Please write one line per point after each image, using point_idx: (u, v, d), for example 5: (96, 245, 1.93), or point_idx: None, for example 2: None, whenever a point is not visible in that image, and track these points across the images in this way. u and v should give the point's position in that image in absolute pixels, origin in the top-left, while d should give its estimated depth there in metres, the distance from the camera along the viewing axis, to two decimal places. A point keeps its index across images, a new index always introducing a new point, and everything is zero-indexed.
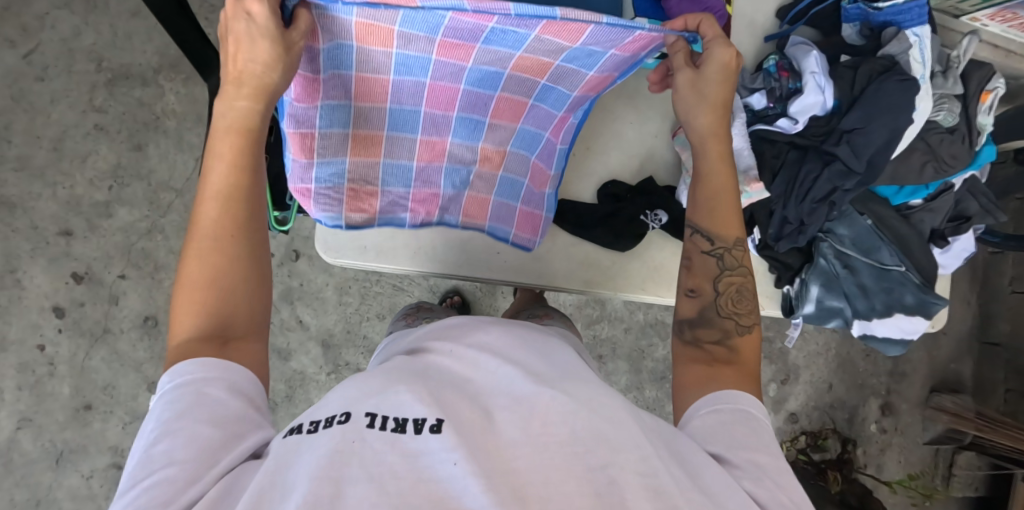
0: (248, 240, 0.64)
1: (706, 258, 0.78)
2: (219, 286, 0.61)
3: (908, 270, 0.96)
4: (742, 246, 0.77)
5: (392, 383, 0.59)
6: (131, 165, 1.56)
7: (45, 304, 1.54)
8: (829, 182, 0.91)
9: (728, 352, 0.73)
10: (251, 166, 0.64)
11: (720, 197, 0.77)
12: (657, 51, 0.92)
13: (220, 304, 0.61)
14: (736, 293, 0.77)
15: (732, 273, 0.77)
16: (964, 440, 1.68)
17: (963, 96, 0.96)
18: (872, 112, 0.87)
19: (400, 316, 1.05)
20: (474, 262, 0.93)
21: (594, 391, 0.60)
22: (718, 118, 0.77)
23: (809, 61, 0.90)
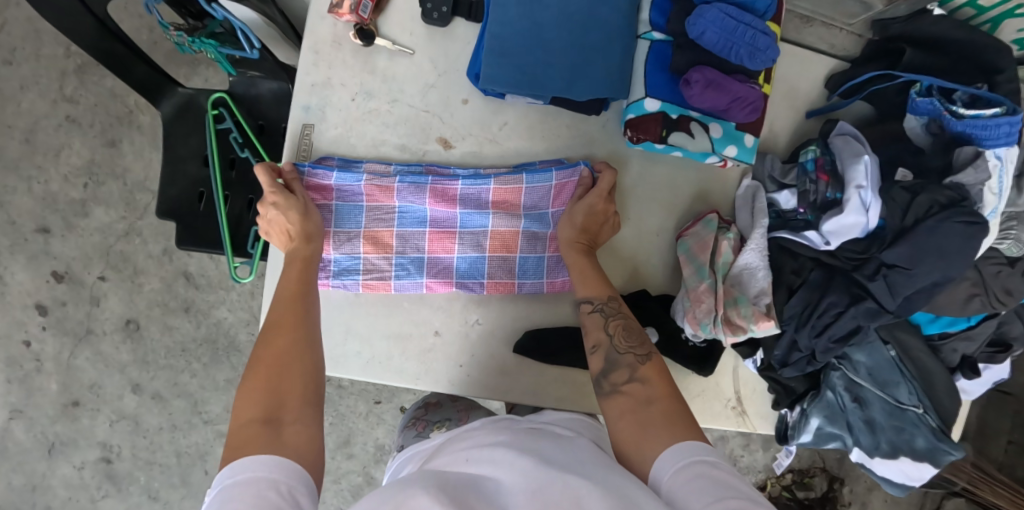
0: (311, 339, 0.69)
1: (593, 318, 0.74)
2: (279, 371, 0.65)
3: (926, 411, 0.85)
4: (616, 298, 0.74)
5: (414, 483, 0.58)
6: (105, 161, 1.48)
7: (27, 301, 1.51)
8: (853, 320, 0.77)
9: (641, 387, 0.68)
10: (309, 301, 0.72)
11: (588, 278, 0.75)
12: (668, 143, 0.75)
13: (277, 391, 0.64)
14: (624, 332, 0.72)
15: (613, 319, 0.72)
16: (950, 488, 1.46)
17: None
18: (923, 250, 0.73)
19: (408, 421, 0.98)
20: (433, 374, 0.80)
21: (606, 466, 0.60)
22: (575, 235, 0.77)
23: (856, 171, 0.75)
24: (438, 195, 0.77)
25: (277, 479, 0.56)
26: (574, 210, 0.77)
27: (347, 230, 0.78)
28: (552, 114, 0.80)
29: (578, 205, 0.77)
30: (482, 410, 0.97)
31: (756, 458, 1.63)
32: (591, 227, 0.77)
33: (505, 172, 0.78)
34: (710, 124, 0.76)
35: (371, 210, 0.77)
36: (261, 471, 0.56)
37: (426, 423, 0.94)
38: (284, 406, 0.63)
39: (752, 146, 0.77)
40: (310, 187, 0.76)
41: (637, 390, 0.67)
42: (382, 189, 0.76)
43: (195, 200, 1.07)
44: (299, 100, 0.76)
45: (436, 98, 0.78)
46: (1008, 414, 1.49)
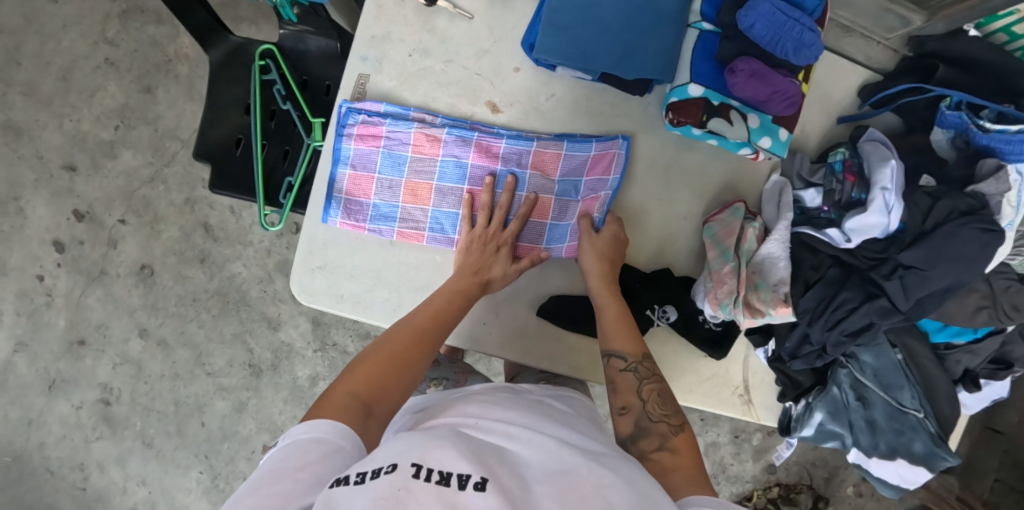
0: (426, 360, 0.69)
1: (624, 375, 0.73)
2: (388, 374, 0.66)
3: (926, 417, 0.88)
4: (649, 359, 0.74)
5: (438, 434, 0.55)
6: (138, 107, 1.50)
7: (45, 237, 1.53)
8: (866, 316, 0.80)
9: (669, 455, 0.65)
10: (441, 337, 0.72)
11: (621, 331, 0.75)
12: (706, 127, 0.78)
13: (383, 386, 0.65)
14: (660, 399, 0.71)
15: (647, 382, 0.72)
16: None
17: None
18: (939, 254, 0.76)
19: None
20: (456, 329, 0.82)
21: (635, 476, 0.56)
22: (609, 270, 0.78)
23: (883, 173, 0.78)
24: (481, 150, 0.80)
25: (338, 441, 0.57)
26: (603, 240, 0.79)
27: (390, 178, 0.80)
28: (597, 92, 0.83)
29: (609, 239, 0.79)
30: (479, 376, 1.00)
31: (744, 466, 1.65)
32: (615, 265, 0.79)
33: (547, 137, 0.81)
34: (749, 114, 0.78)
35: (414, 159, 0.80)
36: (330, 434, 0.57)
37: (425, 382, 0.94)
38: (381, 401, 0.64)
39: (785, 140, 0.79)
40: (359, 131, 0.79)
41: (662, 458, 0.65)
42: (431, 141, 0.79)
43: (233, 145, 1.10)
44: (358, 50, 0.79)
45: (488, 64, 0.81)
46: (997, 452, 1.48)
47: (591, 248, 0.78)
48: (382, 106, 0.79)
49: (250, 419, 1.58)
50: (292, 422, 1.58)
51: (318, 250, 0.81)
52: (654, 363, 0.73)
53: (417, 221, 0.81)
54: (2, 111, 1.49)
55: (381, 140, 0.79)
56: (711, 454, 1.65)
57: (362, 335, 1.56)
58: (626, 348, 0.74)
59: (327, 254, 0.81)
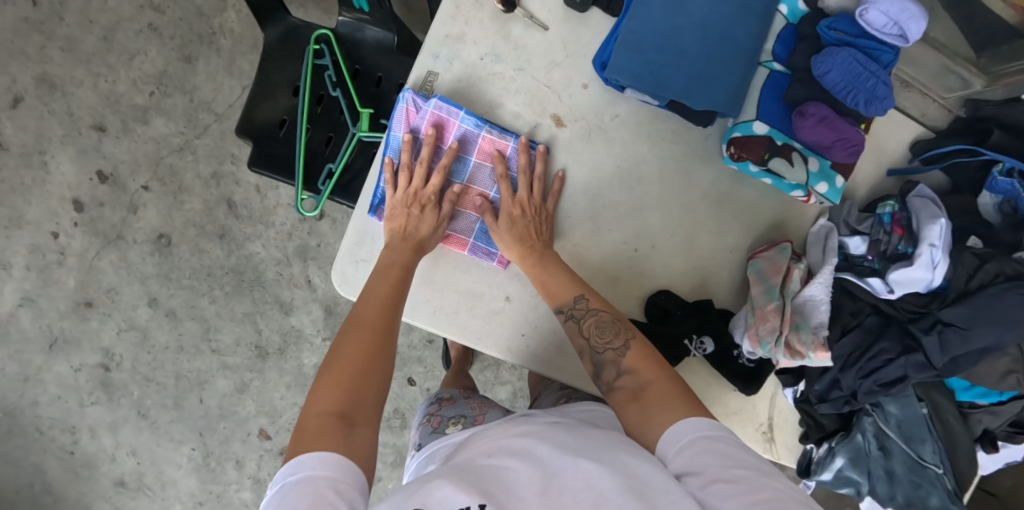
0: (392, 338, 0.71)
1: (568, 324, 0.76)
2: (357, 374, 0.66)
3: (944, 472, 0.90)
4: (585, 297, 0.76)
5: (431, 477, 0.57)
6: (177, 75, 1.50)
7: (65, 195, 1.51)
8: (902, 368, 0.81)
9: (631, 377, 0.69)
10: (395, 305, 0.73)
11: (552, 286, 0.77)
12: (766, 165, 0.79)
13: (352, 394, 0.65)
14: (600, 329, 0.74)
15: (586, 321, 0.74)
16: None
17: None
18: (980, 315, 0.77)
19: (422, 418, 0.90)
20: (495, 337, 0.82)
21: (625, 453, 0.57)
22: (521, 246, 0.78)
23: (930, 230, 0.78)
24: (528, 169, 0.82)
25: (335, 478, 0.57)
26: (505, 226, 0.79)
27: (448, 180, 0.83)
28: (660, 117, 0.84)
29: (506, 219, 0.79)
30: (499, 410, 0.91)
31: None
32: (527, 231, 0.79)
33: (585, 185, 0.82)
34: (809, 157, 0.79)
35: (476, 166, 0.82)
36: (319, 468, 0.57)
37: (442, 419, 0.86)
38: (358, 408, 0.64)
39: (841, 187, 0.80)
40: (429, 121, 0.80)
41: (630, 382, 0.69)
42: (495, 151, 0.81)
43: (277, 126, 1.10)
44: (430, 48, 0.81)
45: (559, 77, 0.82)
46: None
47: (499, 237, 0.79)
48: (461, 113, 0.79)
49: (250, 401, 1.56)
50: (292, 409, 1.57)
51: (365, 244, 0.82)
52: (589, 301, 0.75)
53: (463, 228, 0.83)
54: (39, 63, 1.48)
55: (451, 139, 0.81)
56: None
57: None
58: (560, 301, 0.76)
59: (373, 248, 0.82)
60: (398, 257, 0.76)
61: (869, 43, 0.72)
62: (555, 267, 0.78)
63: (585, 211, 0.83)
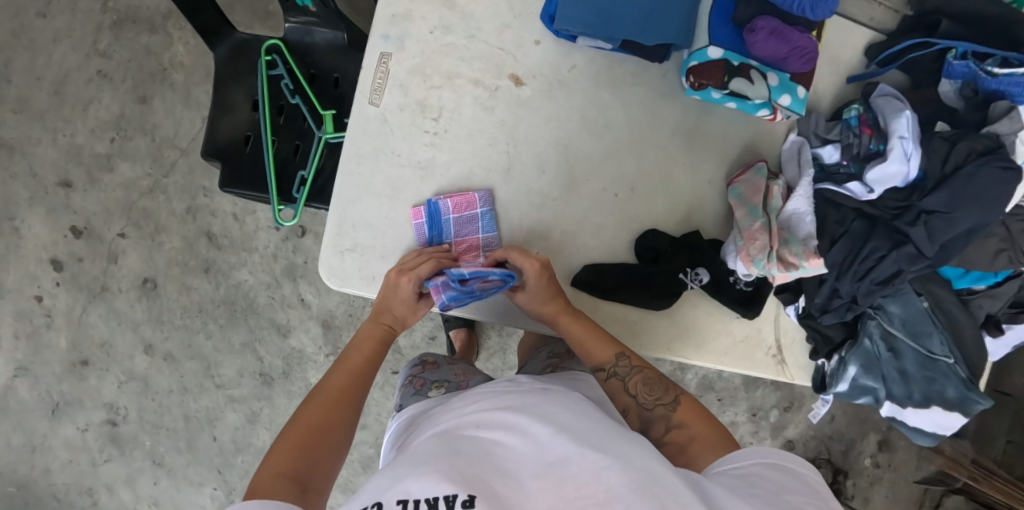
0: (351, 414, 0.72)
1: (611, 382, 0.76)
2: (316, 441, 0.67)
3: (955, 362, 0.90)
4: (626, 354, 0.77)
5: (421, 460, 0.55)
6: (135, 117, 1.48)
7: (43, 255, 1.49)
8: (895, 264, 0.81)
9: (683, 431, 0.70)
10: (361, 389, 0.75)
11: (593, 344, 0.77)
12: (727, 89, 0.78)
13: (309, 459, 0.65)
14: (646, 387, 0.75)
15: (631, 377, 0.76)
16: (955, 484, 1.66)
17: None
18: (962, 197, 0.77)
19: (405, 380, 0.92)
20: (490, 306, 0.83)
21: (630, 445, 0.56)
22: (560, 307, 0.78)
23: (899, 123, 0.79)
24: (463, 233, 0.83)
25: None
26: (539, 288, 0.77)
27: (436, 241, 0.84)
28: (618, 60, 0.83)
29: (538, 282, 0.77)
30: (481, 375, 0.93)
31: (764, 445, 1.66)
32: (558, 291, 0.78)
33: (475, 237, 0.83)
34: (768, 73, 0.78)
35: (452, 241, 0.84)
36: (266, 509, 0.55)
37: (425, 382, 0.88)
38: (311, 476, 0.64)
39: (804, 97, 0.79)
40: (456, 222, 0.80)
41: (678, 437, 0.70)
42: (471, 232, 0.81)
43: (242, 142, 1.11)
44: (379, 30, 0.81)
45: (510, 38, 0.82)
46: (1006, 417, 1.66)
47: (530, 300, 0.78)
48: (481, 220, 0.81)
49: (263, 430, 1.54)
50: None
51: (347, 233, 0.81)
52: (630, 357, 0.77)
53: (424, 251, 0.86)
54: None
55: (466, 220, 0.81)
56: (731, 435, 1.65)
57: None
58: (598, 359, 0.77)
59: (356, 236, 0.82)
60: (375, 328, 0.80)
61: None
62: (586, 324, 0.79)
63: (560, 164, 0.82)
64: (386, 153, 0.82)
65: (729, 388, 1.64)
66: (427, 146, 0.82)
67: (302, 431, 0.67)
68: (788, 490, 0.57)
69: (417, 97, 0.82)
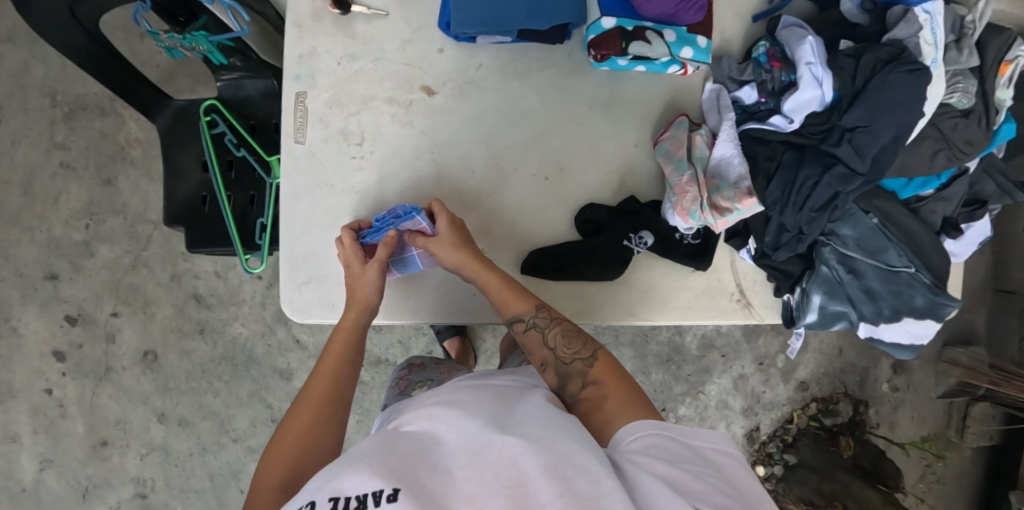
0: (341, 407, 0.72)
1: (530, 333, 0.77)
2: (303, 442, 0.68)
3: (918, 270, 0.90)
4: (543, 307, 0.78)
5: (354, 456, 0.57)
6: (104, 200, 1.53)
7: (45, 349, 1.54)
8: (830, 187, 0.82)
9: (597, 388, 0.69)
10: (348, 378, 0.75)
11: (511, 296, 0.79)
12: (629, 54, 0.80)
13: (299, 462, 0.67)
14: (564, 340, 0.75)
15: (549, 329, 0.76)
16: (977, 392, 1.60)
17: (979, 67, 0.92)
18: (878, 108, 0.78)
19: (393, 381, 0.96)
20: (450, 309, 0.87)
21: (549, 429, 0.59)
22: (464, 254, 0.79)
23: (803, 50, 0.81)
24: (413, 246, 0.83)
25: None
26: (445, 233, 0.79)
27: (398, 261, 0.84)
28: (522, 51, 0.85)
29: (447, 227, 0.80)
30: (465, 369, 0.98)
31: (778, 391, 1.66)
32: (467, 243, 0.80)
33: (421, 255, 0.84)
34: (664, 31, 0.80)
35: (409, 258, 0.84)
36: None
37: (409, 382, 0.92)
38: (306, 470, 0.67)
39: (706, 46, 0.82)
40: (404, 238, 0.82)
41: (592, 394, 0.69)
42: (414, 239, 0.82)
43: (200, 203, 1.14)
44: (289, 71, 0.84)
45: (415, 52, 0.85)
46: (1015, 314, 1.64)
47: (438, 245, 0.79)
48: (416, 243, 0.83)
49: None
50: None
51: (300, 267, 0.84)
52: (549, 310, 0.78)
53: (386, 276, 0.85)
54: None
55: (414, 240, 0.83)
56: (742, 388, 1.66)
57: (374, 362, 1.52)
58: (519, 309, 0.78)
59: (309, 268, 0.84)
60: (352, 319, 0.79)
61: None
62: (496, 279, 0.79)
63: (486, 161, 0.85)
64: (322, 185, 0.84)
65: (730, 343, 1.66)
66: (358, 171, 0.84)
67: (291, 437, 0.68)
68: (685, 461, 0.59)
69: (338, 126, 0.84)
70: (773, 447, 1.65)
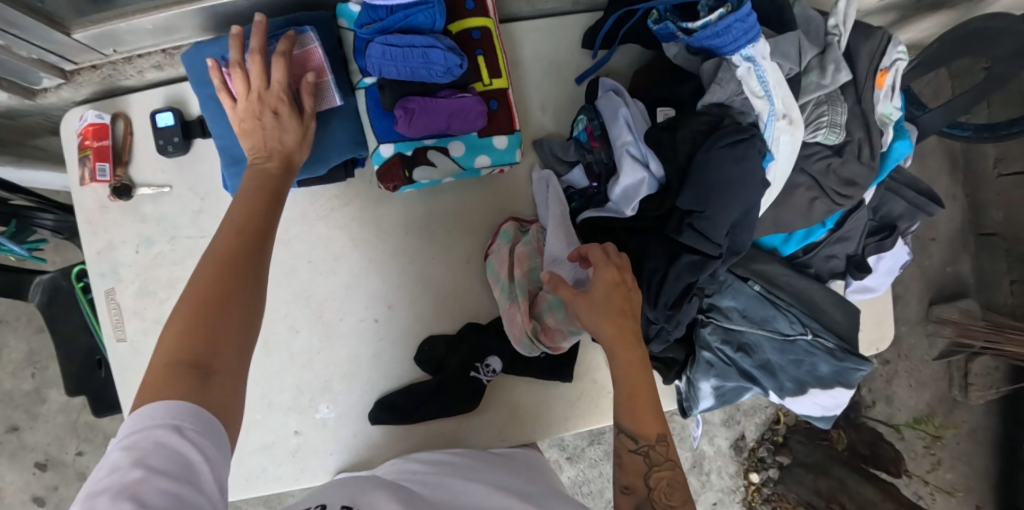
0: (263, 272, 0.55)
1: (635, 458, 0.64)
2: (218, 310, 0.51)
3: (817, 334, 0.79)
4: (666, 440, 0.64)
5: (379, 486, 0.60)
6: (43, 346, 1.54)
7: (24, 497, 1.57)
8: (680, 280, 0.72)
9: None
10: (265, 230, 0.57)
11: (647, 411, 0.64)
12: (416, 180, 0.73)
13: (199, 335, 0.50)
14: (669, 488, 0.63)
15: (659, 468, 0.63)
16: (973, 348, 1.41)
17: (852, 83, 0.77)
18: (709, 190, 0.67)
19: None
20: (307, 464, 0.81)
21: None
22: (621, 333, 0.64)
23: (618, 127, 0.73)
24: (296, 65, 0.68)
25: (183, 427, 0.46)
26: (604, 295, 0.64)
27: None
28: (319, 193, 0.79)
29: (611, 290, 0.64)
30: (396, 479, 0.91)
31: (756, 395, 1.52)
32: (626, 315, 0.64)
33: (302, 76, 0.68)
34: (449, 145, 0.73)
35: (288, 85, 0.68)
36: (163, 417, 0.45)
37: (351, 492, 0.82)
38: (218, 350, 0.50)
39: (505, 146, 0.75)
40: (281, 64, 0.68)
41: None
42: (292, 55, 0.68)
43: (95, 367, 1.12)
44: (92, 270, 0.80)
45: (208, 222, 0.80)
46: (1000, 255, 1.43)
47: (594, 305, 0.64)
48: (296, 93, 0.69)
49: None
50: None
51: None
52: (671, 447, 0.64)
53: None
54: None
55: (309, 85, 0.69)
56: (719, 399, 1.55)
57: None
58: (629, 428, 0.64)
59: None
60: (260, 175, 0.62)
61: (395, 18, 0.67)
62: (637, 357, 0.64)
63: (311, 316, 0.80)
64: None
65: None
66: None
67: (200, 290, 0.51)
68: None
69: (154, 314, 0.81)
70: (763, 452, 1.54)
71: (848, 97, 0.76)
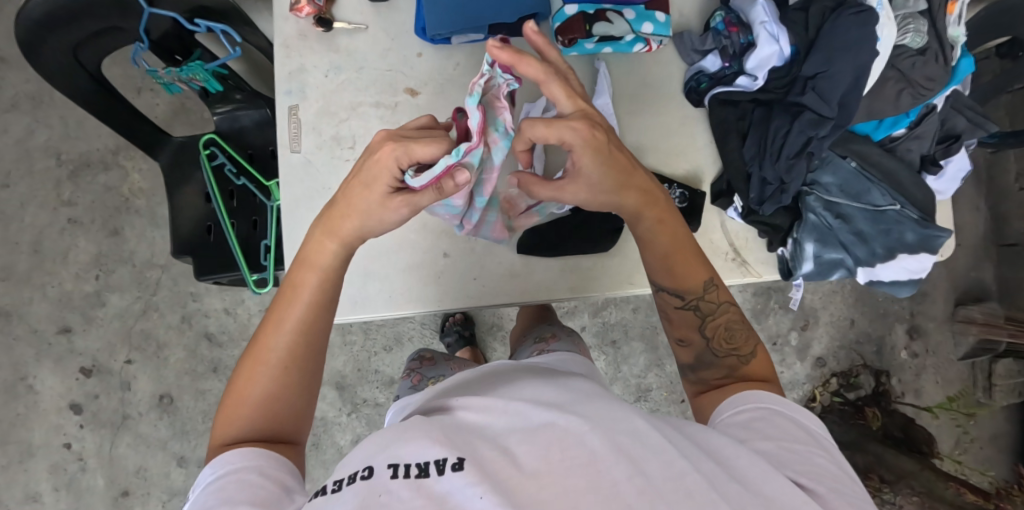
0: (317, 348, 0.69)
1: (686, 312, 0.77)
2: (284, 387, 0.67)
3: (903, 206, 0.93)
4: (714, 284, 0.76)
5: (412, 425, 0.52)
6: (112, 250, 1.56)
7: (61, 403, 1.54)
8: (802, 133, 0.86)
9: (734, 377, 0.73)
10: (324, 314, 0.70)
11: (685, 269, 0.76)
12: (594, 35, 0.87)
13: (267, 411, 0.66)
14: (727, 330, 0.76)
15: (714, 317, 0.76)
16: (998, 348, 1.50)
17: (927, 11, 0.92)
18: (834, 53, 0.83)
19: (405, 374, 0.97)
20: (453, 295, 0.90)
21: (618, 408, 0.53)
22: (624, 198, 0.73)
23: (755, 11, 0.86)
24: None
25: (260, 466, 0.60)
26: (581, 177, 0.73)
27: None
28: None
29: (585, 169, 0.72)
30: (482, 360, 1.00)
31: (795, 370, 1.58)
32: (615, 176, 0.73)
33: None
34: (623, 10, 0.88)
35: None
36: (240, 465, 0.60)
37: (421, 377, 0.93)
38: (283, 426, 0.66)
39: (664, 20, 0.89)
40: None
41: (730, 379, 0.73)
42: None
43: (205, 233, 1.18)
44: (280, 87, 0.89)
45: (395, 58, 0.91)
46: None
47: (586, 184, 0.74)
48: None
49: None
50: None
51: None
52: (720, 289, 0.76)
53: None
54: None
55: None
56: None
57: (387, 382, 1.54)
58: (675, 289, 0.77)
59: None
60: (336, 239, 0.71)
61: None
62: (669, 221, 0.76)
63: None
64: (318, 190, 0.89)
65: None
66: None
67: (261, 388, 0.66)
68: (792, 438, 0.59)
69: (330, 133, 0.90)
70: None
71: (925, 20, 0.91)
